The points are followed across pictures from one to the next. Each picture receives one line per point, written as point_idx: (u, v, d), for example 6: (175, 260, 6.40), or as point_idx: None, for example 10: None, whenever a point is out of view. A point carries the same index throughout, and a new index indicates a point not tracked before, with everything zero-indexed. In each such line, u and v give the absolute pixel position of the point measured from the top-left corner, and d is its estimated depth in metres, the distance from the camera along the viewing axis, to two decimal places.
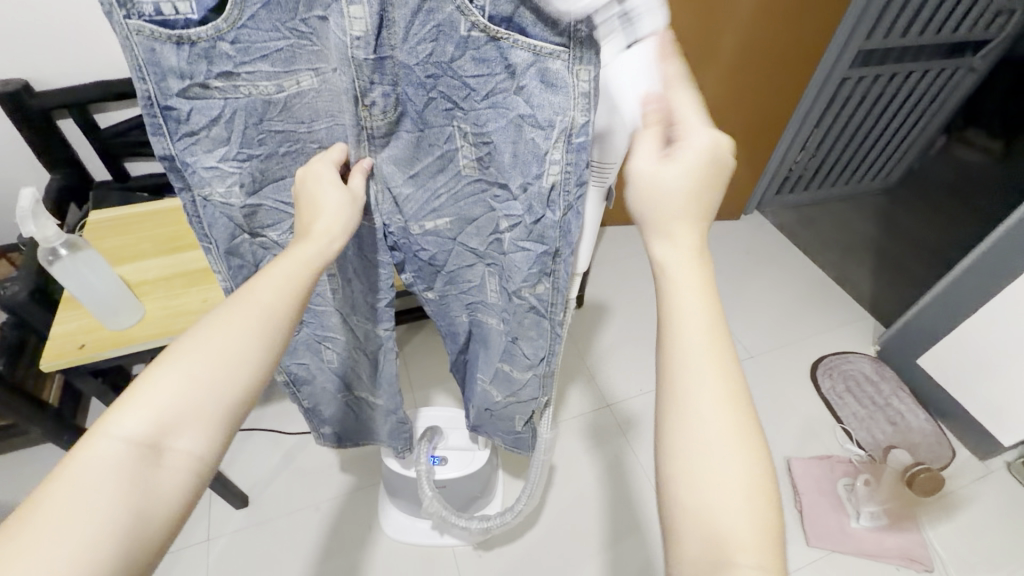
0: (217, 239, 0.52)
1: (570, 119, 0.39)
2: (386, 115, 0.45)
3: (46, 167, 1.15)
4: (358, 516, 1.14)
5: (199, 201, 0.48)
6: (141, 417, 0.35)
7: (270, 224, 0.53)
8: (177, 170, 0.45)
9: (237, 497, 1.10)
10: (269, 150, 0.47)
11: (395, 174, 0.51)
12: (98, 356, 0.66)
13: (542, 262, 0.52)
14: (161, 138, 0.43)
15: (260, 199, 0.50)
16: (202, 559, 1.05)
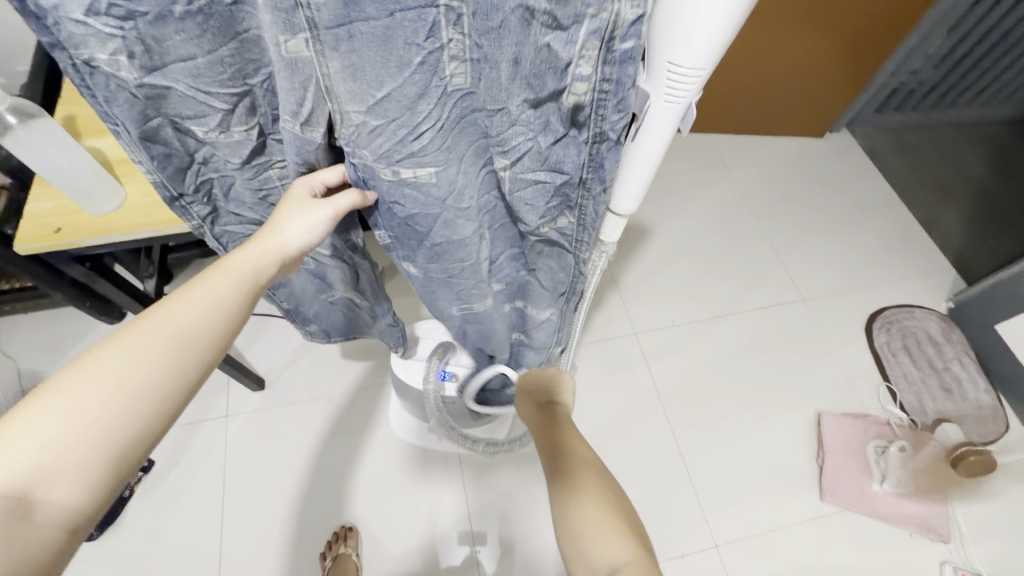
0: (122, 121, 0.41)
1: (615, 12, 0.29)
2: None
3: None
4: (370, 412, 1.14)
5: (86, 73, 0.37)
6: (17, 456, 0.34)
7: (191, 115, 0.42)
8: (35, 19, 0.33)
9: (253, 381, 1.11)
10: (158, 7, 0.33)
11: (357, 94, 0.35)
12: (76, 243, 0.59)
13: (564, 193, 0.44)
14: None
15: (167, 78, 0.38)
16: (222, 433, 1.10)
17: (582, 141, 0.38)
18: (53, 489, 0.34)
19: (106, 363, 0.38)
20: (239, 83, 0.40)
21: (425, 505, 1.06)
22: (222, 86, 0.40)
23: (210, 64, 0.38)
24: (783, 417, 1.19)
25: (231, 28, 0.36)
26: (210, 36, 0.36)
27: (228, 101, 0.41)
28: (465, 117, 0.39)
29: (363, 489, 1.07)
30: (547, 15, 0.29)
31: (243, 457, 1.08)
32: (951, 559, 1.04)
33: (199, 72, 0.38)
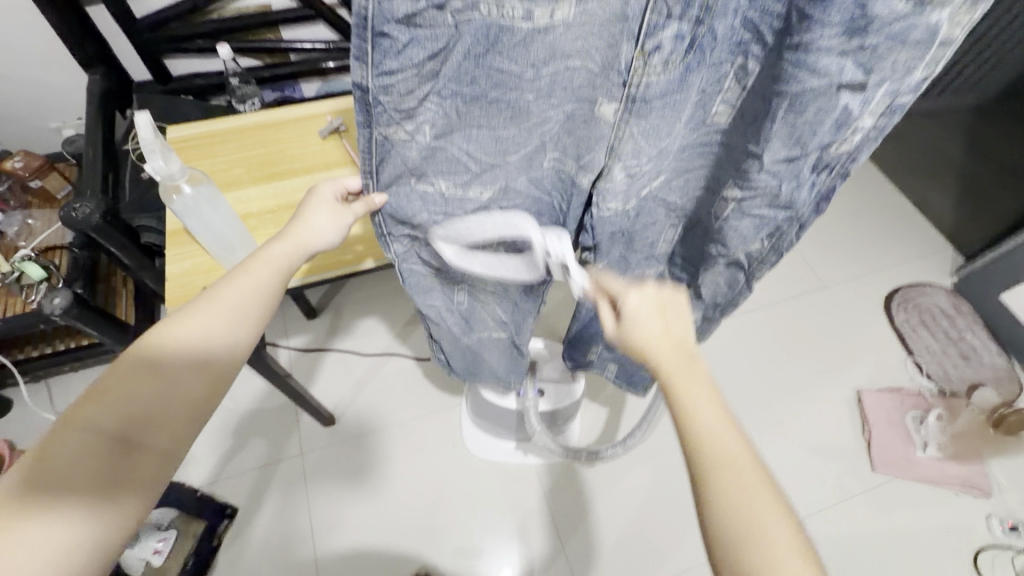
0: (380, 177, 0.41)
1: (909, 78, 0.32)
2: (667, 64, 0.33)
3: (83, 66, 1.03)
4: (440, 435, 1.16)
5: (381, 143, 0.37)
6: (116, 410, 0.40)
7: (446, 170, 0.41)
8: (364, 103, 0.34)
9: (324, 416, 1.12)
10: (477, 90, 0.34)
11: (642, 150, 0.40)
12: None
13: (775, 226, 0.46)
14: (360, 66, 0.31)
15: (449, 142, 0.38)
16: (299, 471, 1.10)
17: (813, 184, 0.41)
18: (131, 434, 0.39)
19: (166, 333, 0.44)
20: (498, 158, 0.40)
21: (510, 522, 1.08)
22: (486, 149, 0.39)
23: (490, 138, 0.38)
24: (826, 398, 1.28)
25: (521, 113, 0.36)
26: (505, 118, 0.37)
27: (482, 167, 0.41)
28: (702, 142, 0.44)
29: (447, 512, 1.08)
30: (857, 84, 0.32)
31: (323, 493, 1.09)
32: (995, 511, 1.14)
33: (478, 137, 0.38)
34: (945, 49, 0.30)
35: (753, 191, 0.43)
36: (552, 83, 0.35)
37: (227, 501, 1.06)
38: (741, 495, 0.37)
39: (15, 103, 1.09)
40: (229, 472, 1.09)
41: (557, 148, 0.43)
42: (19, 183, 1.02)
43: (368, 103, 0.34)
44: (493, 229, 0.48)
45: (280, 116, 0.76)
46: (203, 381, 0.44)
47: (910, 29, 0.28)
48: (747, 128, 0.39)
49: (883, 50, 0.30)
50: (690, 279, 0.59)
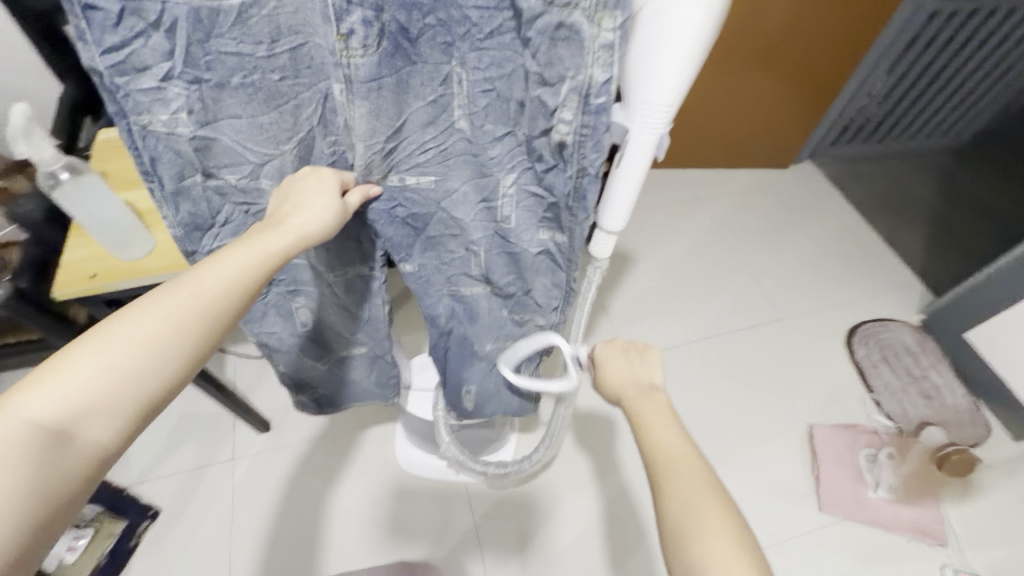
0: (161, 176, 0.42)
1: (589, 74, 0.33)
2: (368, 49, 0.34)
3: (58, 78, 1.11)
4: (375, 448, 1.16)
5: (139, 139, 0.38)
6: (59, 400, 0.35)
7: (227, 166, 0.43)
8: (107, 92, 0.36)
9: (260, 422, 1.12)
10: (220, 76, 0.36)
11: (376, 130, 0.40)
12: (110, 287, 0.63)
13: (552, 211, 0.46)
14: (84, 45, 0.33)
15: (218, 131, 0.39)
16: (228, 476, 1.10)
17: (567, 175, 0.41)
18: (75, 429, 0.35)
19: (121, 326, 0.37)
20: (272, 147, 0.42)
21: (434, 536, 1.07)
22: (257, 142, 0.41)
23: (253, 127, 0.40)
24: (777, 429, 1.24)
25: (274, 97, 0.38)
26: (259, 102, 0.38)
27: (260, 159, 0.43)
28: (453, 148, 0.43)
29: (373, 525, 1.08)
30: (538, 75, 0.34)
31: (248, 500, 1.08)
32: (951, 562, 1.07)
33: (247, 127, 0.40)
34: (611, 53, 0.32)
35: (514, 168, 0.43)
36: (293, 63, 0.37)
37: (152, 502, 1.06)
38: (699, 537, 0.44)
39: None
40: (157, 473, 1.09)
41: (328, 135, 0.43)
42: None
43: (109, 92, 0.35)
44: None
45: None
46: (164, 382, 0.38)
47: (557, 25, 0.31)
48: (484, 109, 0.39)
49: (545, 44, 0.32)
50: (521, 285, 0.57)
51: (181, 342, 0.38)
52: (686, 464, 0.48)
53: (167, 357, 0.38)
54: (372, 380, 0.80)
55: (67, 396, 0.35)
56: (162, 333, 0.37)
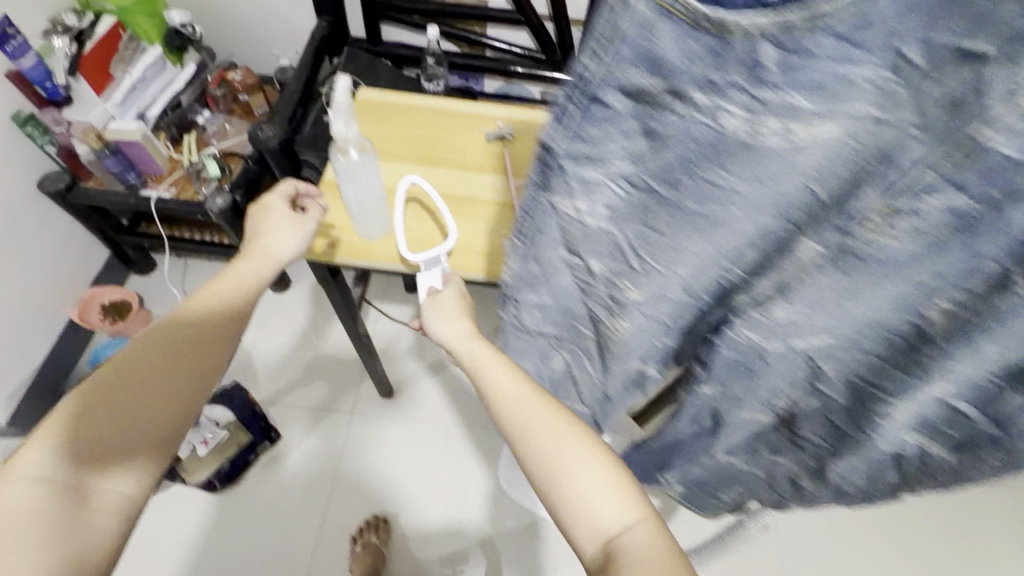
0: (530, 241, 0.43)
1: None
2: (857, 219, 0.31)
3: (317, 12, 1.15)
4: (481, 456, 1.11)
5: (546, 212, 0.41)
6: (72, 451, 0.40)
7: (592, 256, 0.41)
8: (544, 165, 0.38)
9: (385, 388, 1.13)
10: (674, 192, 0.35)
11: (808, 289, 0.34)
12: (342, 261, 0.64)
13: (962, 422, 0.36)
14: (557, 130, 0.36)
15: (618, 229, 0.38)
16: (344, 428, 1.13)
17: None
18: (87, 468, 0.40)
19: (115, 368, 0.44)
20: (665, 263, 0.37)
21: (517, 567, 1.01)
22: (654, 251, 0.37)
23: (661, 240, 0.37)
24: None
25: (706, 224, 0.35)
26: (692, 226, 0.35)
27: (641, 268, 0.39)
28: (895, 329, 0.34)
29: (457, 532, 1.04)
30: None
31: (355, 458, 1.10)
32: None
33: (644, 237, 0.37)
34: None
35: (948, 373, 0.34)
36: (758, 196, 0.32)
37: (274, 426, 1.10)
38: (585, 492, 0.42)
39: (252, 22, 1.23)
40: (286, 400, 1.15)
41: (727, 269, 0.36)
42: (232, 94, 1.15)
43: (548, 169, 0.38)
44: (624, 330, 0.43)
45: (463, 111, 0.77)
46: (171, 401, 0.44)
47: None
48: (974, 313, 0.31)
49: None
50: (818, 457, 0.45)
51: (156, 373, 0.45)
52: (543, 411, 0.46)
53: (159, 378, 0.44)
54: None
55: (80, 444, 0.40)
56: (149, 360, 0.45)
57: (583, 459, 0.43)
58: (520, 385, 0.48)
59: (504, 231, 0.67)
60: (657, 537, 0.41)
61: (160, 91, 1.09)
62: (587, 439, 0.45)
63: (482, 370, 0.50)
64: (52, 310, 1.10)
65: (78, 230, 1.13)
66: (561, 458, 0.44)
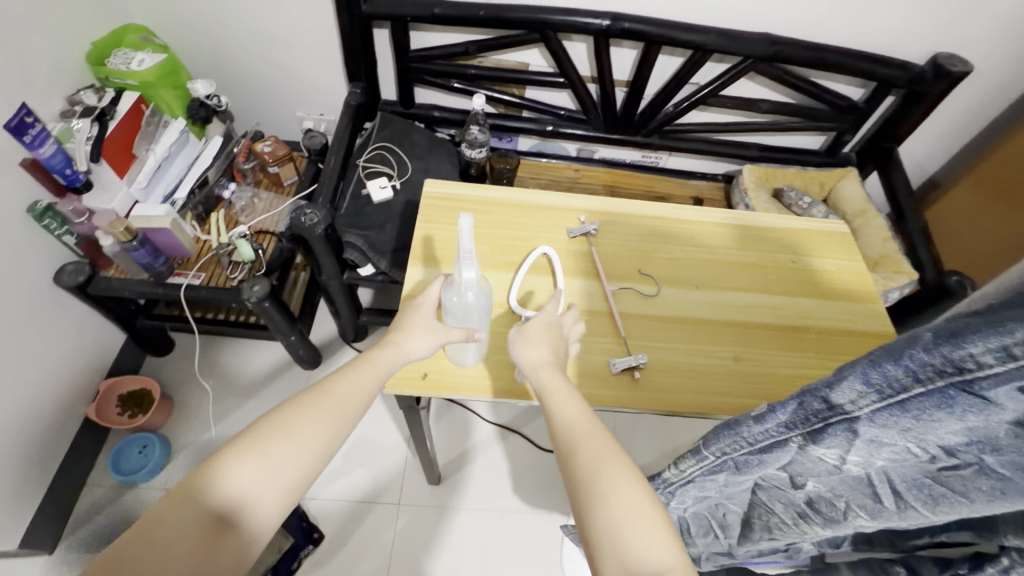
0: (748, 455, 0.41)
1: None
2: None
3: (350, 79, 1.10)
4: (540, 543, 1.05)
5: (789, 446, 0.38)
6: (222, 482, 0.41)
7: (820, 482, 0.39)
8: (813, 416, 0.35)
9: (434, 476, 1.06)
10: (972, 482, 0.31)
11: None
12: (435, 394, 0.57)
13: None
14: (841, 399, 0.33)
15: (873, 480, 0.36)
16: (392, 522, 1.05)
17: None
18: (225, 499, 0.41)
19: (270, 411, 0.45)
20: (916, 511, 0.35)
21: None
22: (912, 507, 0.35)
23: (925, 500, 0.34)
24: None
25: (994, 505, 0.31)
26: (980, 503, 0.32)
27: (885, 507, 0.37)
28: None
29: None
30: None
31: (405, 554, 1.02)
32: None
33: (908, 490, 0.35)
34: None
35: None
36: None
37: (317, 525, 1.02)
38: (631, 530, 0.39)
39: (275, 87, 1.17)
40: (326, 493, 1.07)
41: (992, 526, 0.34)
42: (260, 165, 1.08)
43: (823, 418, 0.35)
44: (813, 531, 0.44)
45: (540, 206, 0.72)
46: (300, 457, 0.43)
47: None
48: None
49: None
50: None
51: (291, 425, 0.44)
52: (606, 444, 0.45)
53: (292, 429, 0.44)
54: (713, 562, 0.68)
55: (223, 479, 0.41)
56: (292, 408, 0.45)
57: (631, 489, 0.41)
58: (577, 415, 0.47)
59: (610, 349, 0.61)
60: None
61: (185, 167, 1.02)
62: (638, 472, 0.43)
63: (550, 400, 0.49)
64: (66, 409, 1.00)
65: (91, 320, 1.04)
66: (605, 491, 0.41)
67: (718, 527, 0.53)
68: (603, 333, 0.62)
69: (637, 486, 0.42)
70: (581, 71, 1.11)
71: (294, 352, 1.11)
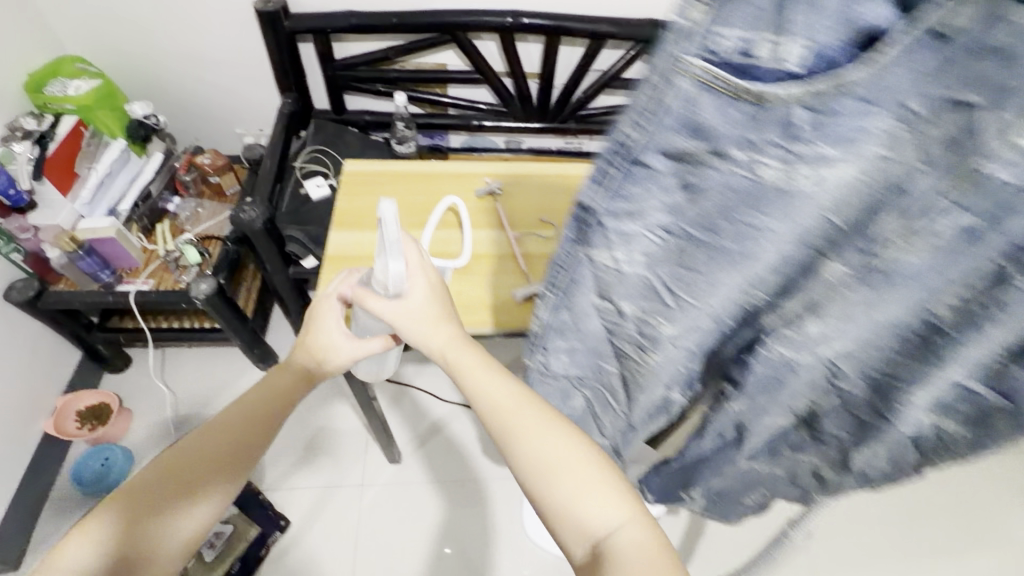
0: (563, 289, 0.43)
1: None
2: (926, 249, 0.28)
3: (282, 91, 1.18)
4: (500, 505, 1.11)
5: (582, 265, 0.39)
6: (128, 523, 0.42)
7: (626, 297, 0.40)
8: (580, 223, 0.36)
9: (392, 453, 1.11)
10: (713, 238, 0.32)
11: (845, 307, 0.33)
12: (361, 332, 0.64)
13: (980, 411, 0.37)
14: (595, 189, 0.32)
15: (655, 274, 0.37)
16: (356, 502, 1.09)
17: None
18: (146, 535, 0.42)
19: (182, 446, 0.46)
20: (699, 298, 0.38)
21: None
22: (692, 290, 0.37)
23: (700, 281, 0.36)
24: None
25: (745, 260, 0.33)
26: (731, 264, 0.34)
27: (678, 305, 0.39)
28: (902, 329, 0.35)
29: None
30: None
31: (371, 530, 1.07)
32: None
33: (684, 278, 0.37)
34: None
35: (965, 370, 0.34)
36: (801, 237, 0.31)
37: (283, 512, 1.06)
38: (581, 501, 0.42)
39: (213, 106, 1.24)
40: (290, 482, 1.11)
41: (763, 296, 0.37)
42: (202, 177, 1.15)
43: (587, 227, 0.35)
44: (653, 362, 0.46)
45: (452, 174, 0.80)
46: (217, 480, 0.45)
47: None
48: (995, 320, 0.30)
49: None
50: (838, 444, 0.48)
51: (212, 454, 0.46)
52: (544, 420, 0.45)
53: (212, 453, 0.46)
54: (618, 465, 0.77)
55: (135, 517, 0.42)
56: (207, 437, 0.46)
57: (573, 469, 0.43)
58: (507, 391, 0.47)
59: (516, 282, 0.70)
60: (649, 543, 0.40)
61: (128, 182, 1.07)
62: (571, 443, 0.44)
63: (469, 375, 0.48)
64: (25, 426, 1.03)
65: (45, 338, 1.07)
66: (551, 466, 0.43)
67: (611, 396, 0.55)
68: (510, 270, 0.71)
69: (578, 455, 0.44)
70: (495, 67, 1.22)
71: (249, 351, 1.16)
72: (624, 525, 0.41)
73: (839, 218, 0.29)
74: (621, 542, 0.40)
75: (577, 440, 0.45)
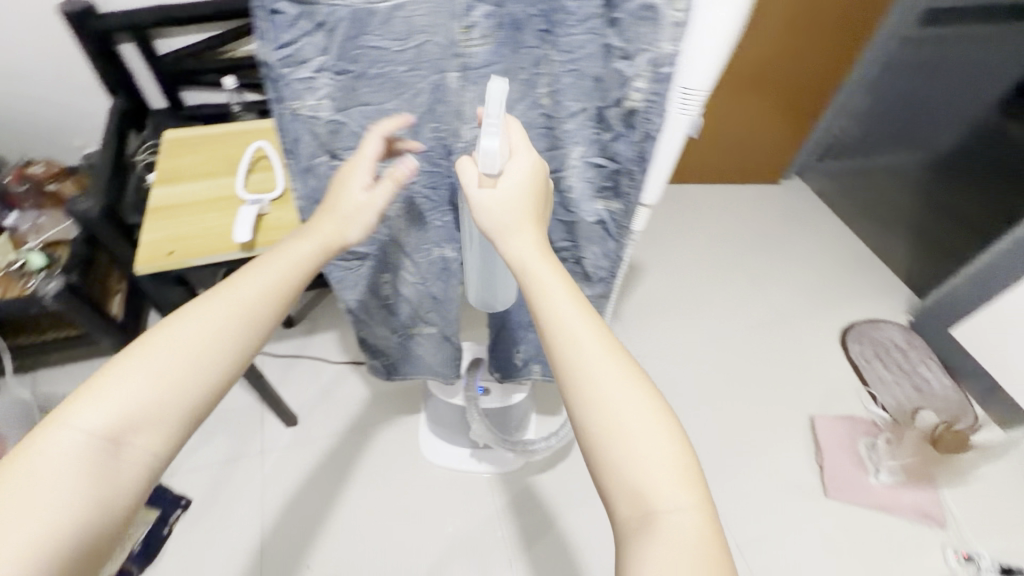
0: (298, 155, 0.55)
1: (660, 48, 0.44)
2: (485, 37, 0.47)
3: (109, 93, 1.20)
4: (397, 440, 1.20)
5: (294, 123, 0.52)
6: (105, 409, 0.39)
7: (342, 146, 0.54)
8: (272, 82, 0.48)
9: (287, 415, 1.17)
10: (361, 68, 0.48)
11: (479, 111, 0.52)
12: (184, 263, 0.71)
13: (612, 177, 0.56)
14: (263, 43, 0.46)
15: (348, 116, 0.52)
16: (257, 468, 1.13)
17: (631, 139, 0.52)
18: (130, 437, 0.39)
19: (170, 334, 0.42)
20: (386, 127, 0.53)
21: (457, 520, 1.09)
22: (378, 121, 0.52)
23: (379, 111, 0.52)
24: (783, 426, 1.30)
25: (397, 85, 0.50)
26: (388, 90, 0.50)
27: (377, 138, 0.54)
28: (533, 121, 0.54)
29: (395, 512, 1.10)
30: (620, 50, 0.46)
31: (275, 489, 1.11)
32: (950, 542, 1.13)
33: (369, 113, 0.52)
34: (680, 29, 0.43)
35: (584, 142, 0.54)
36: (417, 56, 0.48)
37: (183, 492, 1.08)
38: (630, 449, 0.39)
39: (38, 120, 1.23)
40: (186, 466, 1.13)
41: (434, 121, 0.54)
42: (37, 187, 1.15)
43: (278, 81, 0.48)
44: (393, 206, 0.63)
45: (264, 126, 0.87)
46: (204, 386, 0.42)
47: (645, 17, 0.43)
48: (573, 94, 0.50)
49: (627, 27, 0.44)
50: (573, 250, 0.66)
51: (198, 353, 0.42)
52: (608, 355, 0.41)
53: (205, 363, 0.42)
54: (438, 358, 0.89)
55: (114, 406, 0.39)
56: (198, 343, 0.42)
57: (632, 406, 0.40)
58: (582, 316, 0.43)
59: None
60: (705, 528, 0.38)
61: None
62: (637, 382, 0.41)
63: (548, 284, 0.44)
64: None
65: None
66: (605, 393, 0.40)
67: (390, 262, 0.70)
68: None
69: (643, 397, 0.40)
70: None
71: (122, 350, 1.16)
72: (674, 474, 0.39)
73: (431, 35, 0.47)
74: (667, 494, 0.38)
75: (649, 387, 0.41)
